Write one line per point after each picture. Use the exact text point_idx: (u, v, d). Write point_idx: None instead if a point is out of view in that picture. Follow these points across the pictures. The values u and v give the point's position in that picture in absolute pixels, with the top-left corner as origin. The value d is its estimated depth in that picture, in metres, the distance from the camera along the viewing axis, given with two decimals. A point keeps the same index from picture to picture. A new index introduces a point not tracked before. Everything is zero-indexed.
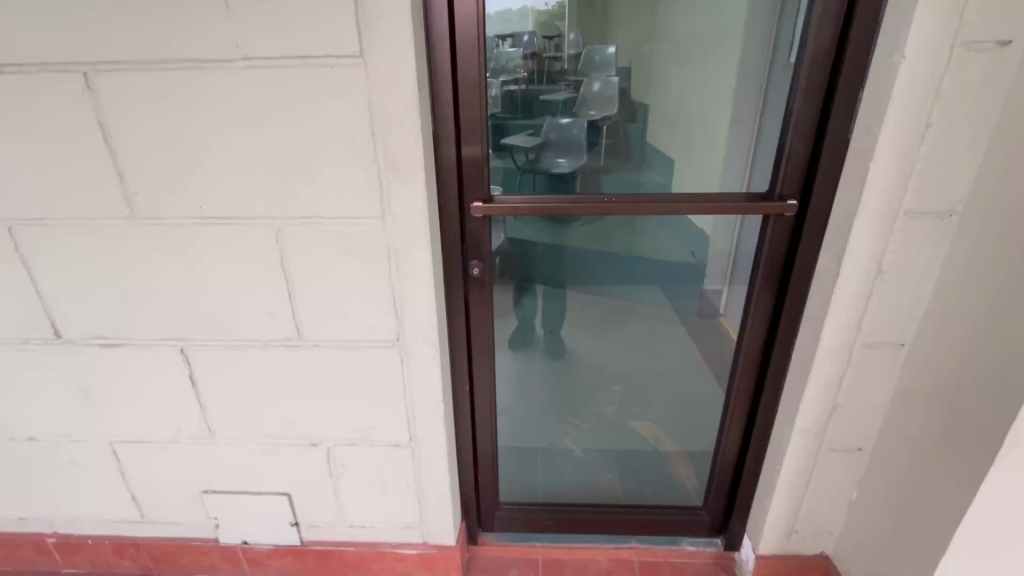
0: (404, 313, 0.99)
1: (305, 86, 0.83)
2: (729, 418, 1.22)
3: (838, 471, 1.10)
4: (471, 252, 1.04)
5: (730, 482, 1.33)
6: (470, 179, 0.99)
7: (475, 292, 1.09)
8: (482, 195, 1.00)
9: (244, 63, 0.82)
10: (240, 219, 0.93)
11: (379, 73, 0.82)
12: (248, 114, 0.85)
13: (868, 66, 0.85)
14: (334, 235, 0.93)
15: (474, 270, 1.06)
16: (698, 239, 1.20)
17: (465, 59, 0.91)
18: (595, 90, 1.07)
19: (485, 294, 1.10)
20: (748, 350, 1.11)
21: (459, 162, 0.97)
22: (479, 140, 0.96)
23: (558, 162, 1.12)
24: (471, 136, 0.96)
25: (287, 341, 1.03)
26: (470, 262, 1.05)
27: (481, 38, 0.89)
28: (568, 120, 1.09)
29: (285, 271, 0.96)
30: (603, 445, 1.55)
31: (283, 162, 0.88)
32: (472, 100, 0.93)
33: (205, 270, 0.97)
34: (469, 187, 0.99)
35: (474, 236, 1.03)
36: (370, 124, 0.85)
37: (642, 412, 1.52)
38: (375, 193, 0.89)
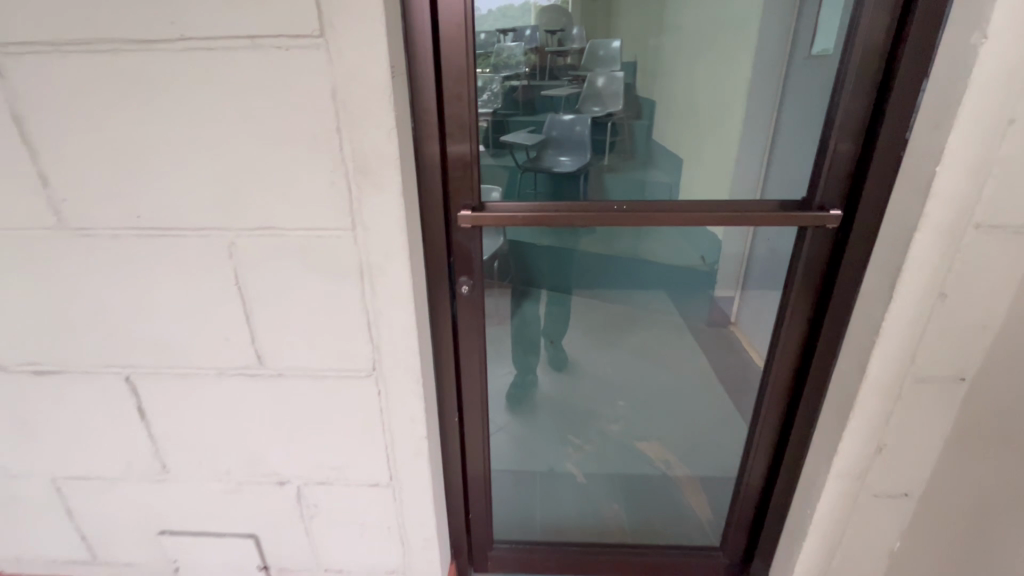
0: (380, 339, 0.85)
1: (256, 72, 0.69)
2: (753, 454, 1.08)
3: (881, 521, 0.96)
4: (460, 266, 0.90)
5: (752, 522, 1.19)
6: (458, 184, 0.85)
7: (464, 313, 0.95)
8: (470, 203, 0.86)
9: (182, 45, 0.68)
10: (185, 231, 0.79)
11: (343, 57, 0.67)
12: (189, 107, 0.71)
13: (936, 49, 0.71)
14: (295, 249, 0.79)
15: (464, 287, 0.92)
16: (711, 244, 1.06)
17: (449, 44, 0.76)
18: (599, 86, 0.93)
19: (476, 315, 0.96)
20: (775, 377, 0.98)
21: (444, 164, 0.83)
22: (467, 138, 0.82)
23: (560, 162, 0.96)
24: (457, 134, 0.82)
25: (246, 370, 0.89)
26: (459, 278, 0.91)
27: (468, 16, 0.75)
28: (571, 116, 0.95)
29: (240, 291, 0.83)
30: (607, 467, 1.42)
31: (233, 164, 0.74)
32: (459, 91, 0.79)
33: (149, 288, 0.84)
34: (454, 193, 0.85)
35: (463, 248, 0.89)
36: (334, 118, 0.71)
37: (651, 433, 1.37)
38: (343, 200, 0.75)
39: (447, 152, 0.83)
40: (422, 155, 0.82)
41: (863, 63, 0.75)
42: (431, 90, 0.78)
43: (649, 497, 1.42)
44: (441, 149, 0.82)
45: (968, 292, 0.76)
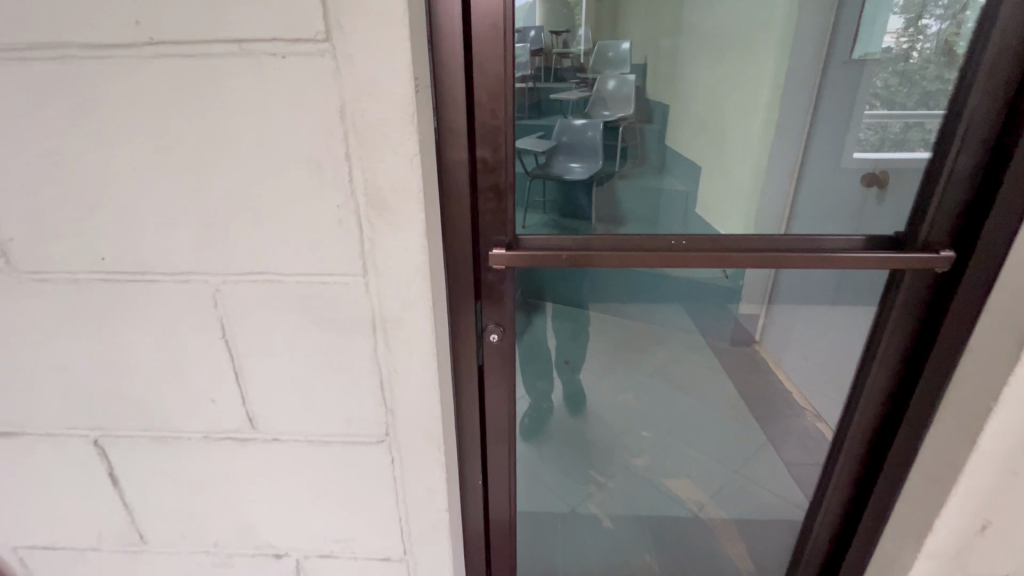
0: (396, 401, 0.71)
1: (244, 85, 0.55)
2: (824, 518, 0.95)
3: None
4: (489, 313, 0.77)
5: None
6: (489, 218, 0.71)
7: (492, 364, 0.81)
8: (502, 240, 0.72)
9: (150, 50, 0.54)
10: (160, 276, 0.65)
11: (354, 67, 0.53)
12: (163, 128, 0.58)
13: None
14: (294, 298, 0.65)
15: (492, 337, 0.78)
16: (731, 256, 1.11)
17: (482, 51, 0.63)
18: (610, 87, 1.08)
19: (505, 366, 0.82)
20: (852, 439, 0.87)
21: (473, 195, 0.70)
22: (501, 164, 0.68)
23: (570, 164, 0.99)
24: (489, 159, 0.68)
25: (235, 435, 0.76)
26: (487, 325, 0.78)
27: (508, 16, 0.61)
28: (581, 121, 0.99)
29: (229, 345, 0.69)
30: (634, 508, 1.34)
31: (218, 197, 0.60)
32: (494, 107, 0.65)
33: (119, 341, 0.70)
34: (484, 229, 0.72)
35: (492, 293, 0.75)
36: (342, 143, 0.57)
37: (682, 468, 1.34)
38: (353, 240, 0.61)
39: (478, 181, 0.69)
40: (449, 185, 0.68)
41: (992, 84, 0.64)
42: (462, 106, 0.64)
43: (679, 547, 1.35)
44: (471, 176, 0.69)
45: None
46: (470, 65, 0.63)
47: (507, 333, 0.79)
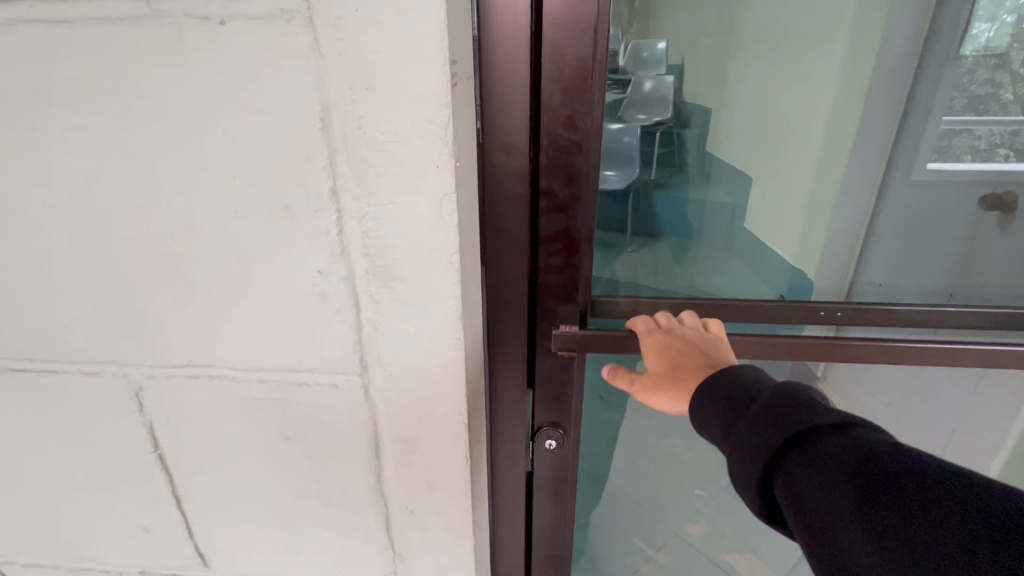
0: (409, 545, 0.48)
1: (158, 74, 0.32)
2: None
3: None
4: (545, 410, 0.54)
5: None
6: (553, 280, 0.48)
7: (545, 477, 0.58)
8: (571, 312, 0.49)
9: (4, 15, 0.32)
10: (59, 365, 0.43)
11: (344, 40, 0.30)
12: (38, 145, 0.35)
13: None
14: (256, 403, 0.43)
15: (548, 442, 0.55)
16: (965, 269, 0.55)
17: (560, 19, 0.39)
18: None
19: (563, 481, 0.58)
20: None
21: (532, 245, 0.47)
22: (576, 200, 0.45)
23: None
24: (560, 193, 0.44)
25: (181, 572, 0.53)
26: (541, 427, 0.55)
27: None
28: None
29: (164, 461, 0.47)
30: None
31: (132, 253, 0.38)
32: (572, 114, 0.42)
33: (9, 449, 0.48)
34: (545, 294, 0.48)
35: (551, 388, 0.53)
36: (326, 171, 0.34)
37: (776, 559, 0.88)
38: (343, 324, 0.38)
39: (541, 225, 0.46)
40: (496, 231, 0.45)
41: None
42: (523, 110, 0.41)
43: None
44: (529, 218, 0.45)
45: None
46: (539, 41, 0.40)
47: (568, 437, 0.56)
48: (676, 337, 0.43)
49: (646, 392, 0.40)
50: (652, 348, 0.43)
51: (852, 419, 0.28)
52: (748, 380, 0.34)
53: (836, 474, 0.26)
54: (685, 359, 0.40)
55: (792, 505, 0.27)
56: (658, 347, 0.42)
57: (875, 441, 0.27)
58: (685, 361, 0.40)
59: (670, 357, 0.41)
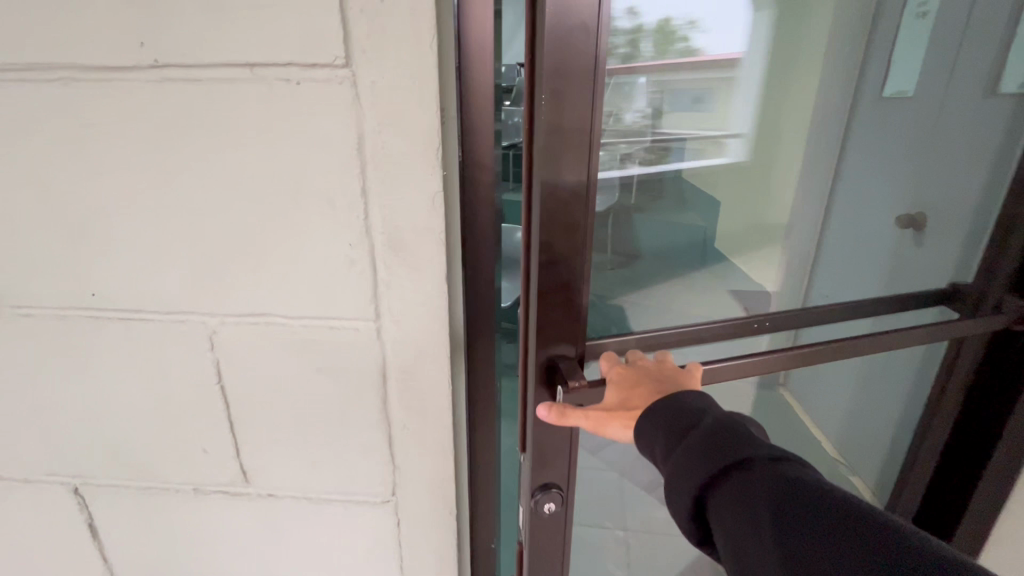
0: (405, 459, 0.64)
1: (253, 113, 0.50)
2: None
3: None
4: (538, 471, 0.60)
5: None
6: (563, 319, 0.54)
7: (548, 534, 0.65)
8: (569, 343, 0.56)
9: (156, 74, 0.49)
10: (155, 314, 0.59)
11: (375, 96, 0.48)
12: (164, 156, 0.53)
13: None
14: (296, 343, 0.59)
15: (548, 504, 0.62)
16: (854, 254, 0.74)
17: (566, 81, 0.46)
18: None
19: (561, 533, 0.65)
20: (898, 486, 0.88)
21: (544, 290, 0.52)
22: (573, 247, 0.53)
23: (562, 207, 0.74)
24: (560, 243, 0.52)
25: (227, 488, 0.68)
26: (540, 491, 0.62)
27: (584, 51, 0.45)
28: None
29: (224, 392, 0.63)
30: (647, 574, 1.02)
31: (220, 230, 0.55)
32: (577, 164, 0.50)
33: (106, 383, 0.64)
34: (556, 334, 0.54)
35: (559, 435, 0.59)
36: (359, 175, 0.51)
37: None
38: (364, 284, 0.55)
39: (553, 269, 0.52)
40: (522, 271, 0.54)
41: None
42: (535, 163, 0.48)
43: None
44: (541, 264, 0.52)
45: None
46: (546, 101, 0.46)
47: (563, 497, 0.63)
48: (636, 368, 0.51)
49: (607, 421, 0.47)
50: (613, 381, 0.50)
51: (774, 454, 0.37)
52: (692, 411, 0.43)
53: (754, 498, 0.35)
54: (641, 390, 0.48)
55: (721, 523, 0.36)
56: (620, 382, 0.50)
57: (791, 473, 0.36)
58: (638, 392, 0.48)
59: (633, 390, 0.49)
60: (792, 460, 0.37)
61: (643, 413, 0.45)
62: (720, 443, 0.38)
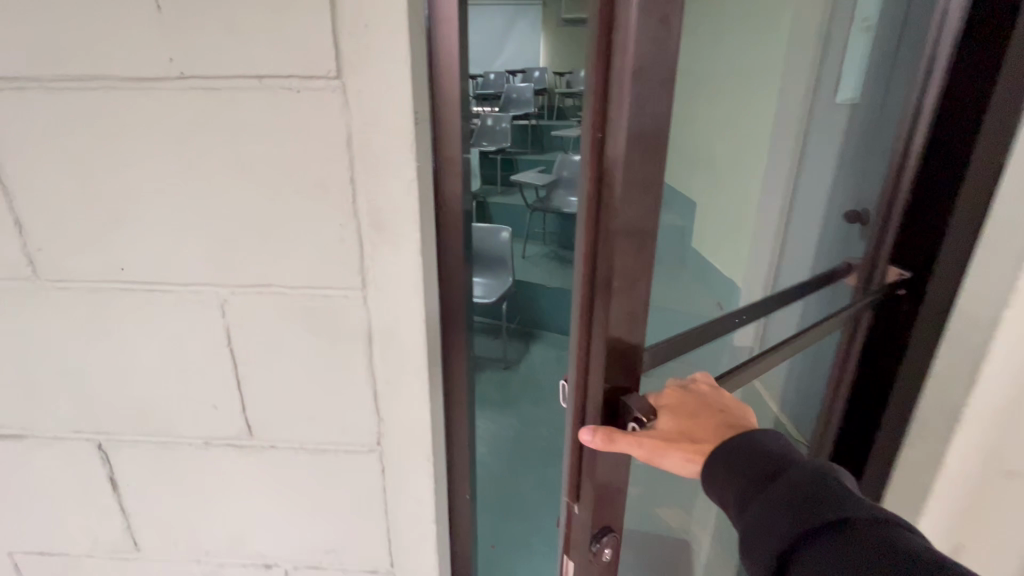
0: (388, 412, 0.75)
1: (260, 115, 0.61)
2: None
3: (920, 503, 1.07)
4: (596, 515, 0.62)
5: None
6: (620, 313, 0.53)
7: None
8: (626, 356, 0.56)
9: (180, 84, 0.60)
10: (174, 285, 0.70)
11: (360, 100, 0.59)
12: (185, 151, 0.63)
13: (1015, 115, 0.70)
14: (294, 309, 0.70)
15: (605, 551, 0.65)
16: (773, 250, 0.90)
17: (649, 98, 0.46)
18: None
19: None
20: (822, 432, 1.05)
21: (607, 286, 0.52)
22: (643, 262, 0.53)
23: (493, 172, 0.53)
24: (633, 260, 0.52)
25: (233, 441, 0.79)
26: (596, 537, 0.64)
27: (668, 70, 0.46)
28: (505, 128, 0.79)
29: (232, 354, 0.73)
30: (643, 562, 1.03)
31: (231, 213, 0.66)
32: (651, 159, 0.49)
33: (129, 348, 0.74)
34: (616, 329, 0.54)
35: (619, 472, 0.62)
36: (348, 167, 0.62)
37: None
38: (353, 260, 0.66)
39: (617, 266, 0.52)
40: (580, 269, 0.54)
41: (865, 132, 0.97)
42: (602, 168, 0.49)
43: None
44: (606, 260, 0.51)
45: None
46: (624, 109, 0.46)
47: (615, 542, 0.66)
48: (691, 398, 0.61)
49: (666, 452, 0.55)
50: (671, 410, 0.59)
51: (878, 517, 0.44)
52: (779, 464, 0.51)
53: (861, 555, 0.42)
54: (704, 420, 0.58)
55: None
56: (672, 413, 0.59)
57: (896, 539, 0.43)
58: (705, 421, 0.58)
59: (686, 422, 0.58)
60: (899, 526, 0.44)
61: (715, 450, 0.54)
62: (821, 502, 0.46)
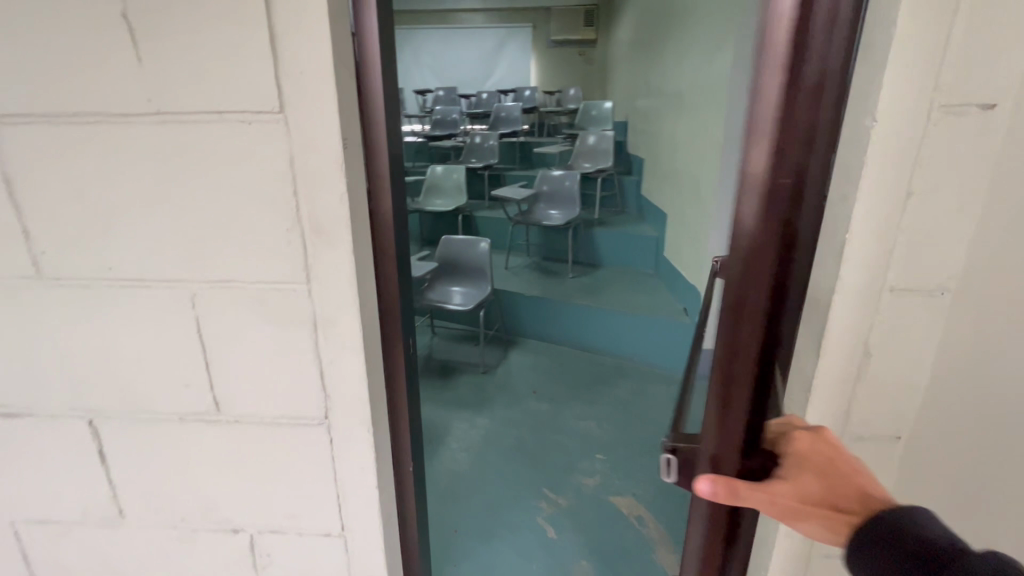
0: (332, 388, 0.88)
1: (220, 142, 0.76)
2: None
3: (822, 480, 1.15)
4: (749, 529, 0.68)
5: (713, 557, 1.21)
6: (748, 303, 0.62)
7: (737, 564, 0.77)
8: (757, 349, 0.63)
9: (157, 118, 0.75)
10: (152, 282, 0.84)
11: (299, 130, 0.74)
12: (160, 171, 0.78)
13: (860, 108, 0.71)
14: (252, 300, 0.84)
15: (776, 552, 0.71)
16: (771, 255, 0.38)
17: None
18: None
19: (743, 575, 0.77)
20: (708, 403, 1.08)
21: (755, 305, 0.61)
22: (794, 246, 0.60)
23: None
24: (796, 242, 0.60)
25: (204, 417, 0.92)
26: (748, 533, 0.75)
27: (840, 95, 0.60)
28: None
29: (201, 340, 0.87)
30: None
31: (198, 221, 0.80)
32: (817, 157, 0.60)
33: (116, 336, 0.88)
34: (755, 328, 0.62)
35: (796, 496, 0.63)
36: (292, 182, 0.77)
37: None
38: (298, 258, 0.80)
39: (773, 261, 0.60)
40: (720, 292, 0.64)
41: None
42: (767, 157, 0.57)
43: (594, 527, 1.61)
44: (744, 253, 0.61)
45: (891, 350, 0.78)
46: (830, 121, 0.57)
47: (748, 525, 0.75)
48: (820, 448, 0.57)
49: (799, 515, 0.54)
50: (810, 465, 0.56)
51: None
52: (923, 534, 0.50)
53: None
54: (844, 481, 0.55)
55: None
56: (801, 466, 0.57)
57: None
58: (840, 480, 0.55)
59: (829, 482, 0.55)
60: None
61: (842, 513, 0.53)
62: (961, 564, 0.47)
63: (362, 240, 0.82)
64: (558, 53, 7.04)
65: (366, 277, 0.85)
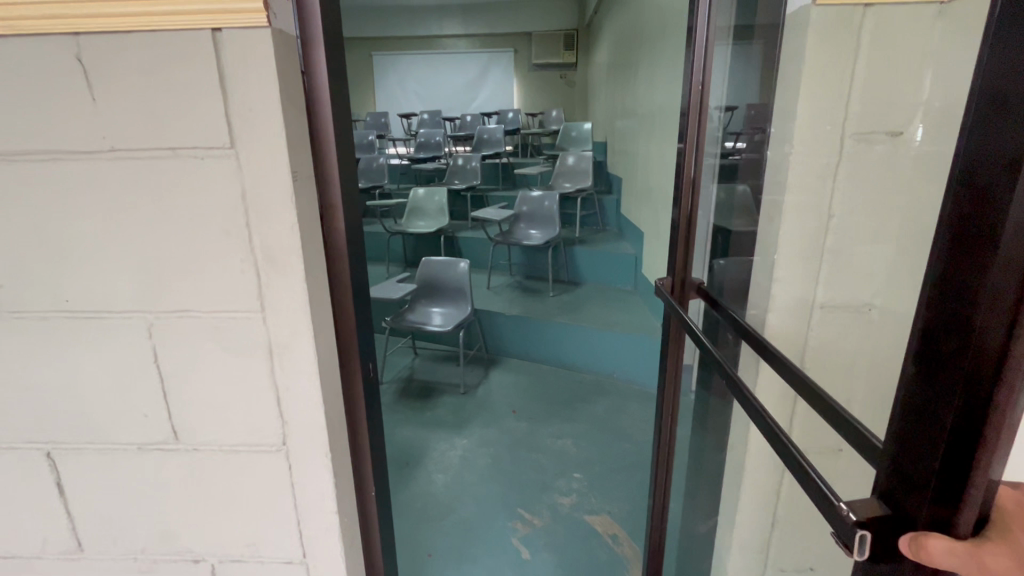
0: (289, 414, 0.90)
1: (174, 178, 0.79)
2: (691, 511, 1.14)
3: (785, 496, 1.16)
4: None
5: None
6: (961, 358, 0.37)
7: None
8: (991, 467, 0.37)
9: (112, 154, 0.78)
10: (109, 313, 0.86)
11: (250, 164, 0.77)
12: (116, 206, 0.80)
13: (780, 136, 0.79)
14: (208, 330, 0.86)
15: None
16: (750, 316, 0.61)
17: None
18: None
19: None
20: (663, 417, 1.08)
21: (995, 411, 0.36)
22: None
23: None
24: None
25: (163, 445, 0.93)
26: None
27: None
28: None
29: (159, 369, 0.88)
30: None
31: (154, 252, 0.82)
32: None
33: (74, 367, 0.89)
34: (963, 412, 0.37)
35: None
36: (244, 214, 0.79)
37: None
38: (252, 287, 0.83)
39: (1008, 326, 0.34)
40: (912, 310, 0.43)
41: (698, 98, 0.90)
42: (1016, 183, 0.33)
43: (568, 548, 1.60)
44: (978, 341, 0.36)
45: (827, 364, 0.82)
46: None
47: None
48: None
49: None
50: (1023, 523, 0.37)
51: None
52: None
53: None
54: None
55: None
56: (1009, 525, 0.37)
57: None
58: None
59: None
60: None
61: None
62: None
63: (315, 269, 0.84)
64: (541, 75, 7.19)
65: (320, 304, 0.87)
